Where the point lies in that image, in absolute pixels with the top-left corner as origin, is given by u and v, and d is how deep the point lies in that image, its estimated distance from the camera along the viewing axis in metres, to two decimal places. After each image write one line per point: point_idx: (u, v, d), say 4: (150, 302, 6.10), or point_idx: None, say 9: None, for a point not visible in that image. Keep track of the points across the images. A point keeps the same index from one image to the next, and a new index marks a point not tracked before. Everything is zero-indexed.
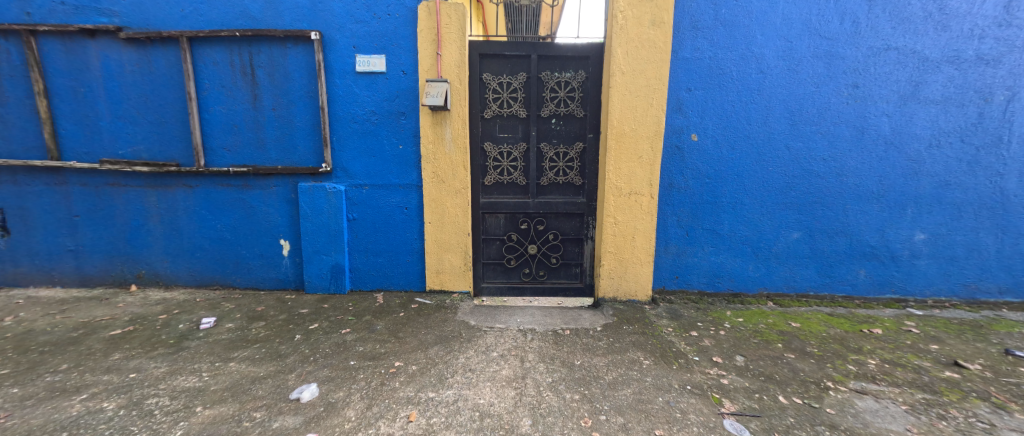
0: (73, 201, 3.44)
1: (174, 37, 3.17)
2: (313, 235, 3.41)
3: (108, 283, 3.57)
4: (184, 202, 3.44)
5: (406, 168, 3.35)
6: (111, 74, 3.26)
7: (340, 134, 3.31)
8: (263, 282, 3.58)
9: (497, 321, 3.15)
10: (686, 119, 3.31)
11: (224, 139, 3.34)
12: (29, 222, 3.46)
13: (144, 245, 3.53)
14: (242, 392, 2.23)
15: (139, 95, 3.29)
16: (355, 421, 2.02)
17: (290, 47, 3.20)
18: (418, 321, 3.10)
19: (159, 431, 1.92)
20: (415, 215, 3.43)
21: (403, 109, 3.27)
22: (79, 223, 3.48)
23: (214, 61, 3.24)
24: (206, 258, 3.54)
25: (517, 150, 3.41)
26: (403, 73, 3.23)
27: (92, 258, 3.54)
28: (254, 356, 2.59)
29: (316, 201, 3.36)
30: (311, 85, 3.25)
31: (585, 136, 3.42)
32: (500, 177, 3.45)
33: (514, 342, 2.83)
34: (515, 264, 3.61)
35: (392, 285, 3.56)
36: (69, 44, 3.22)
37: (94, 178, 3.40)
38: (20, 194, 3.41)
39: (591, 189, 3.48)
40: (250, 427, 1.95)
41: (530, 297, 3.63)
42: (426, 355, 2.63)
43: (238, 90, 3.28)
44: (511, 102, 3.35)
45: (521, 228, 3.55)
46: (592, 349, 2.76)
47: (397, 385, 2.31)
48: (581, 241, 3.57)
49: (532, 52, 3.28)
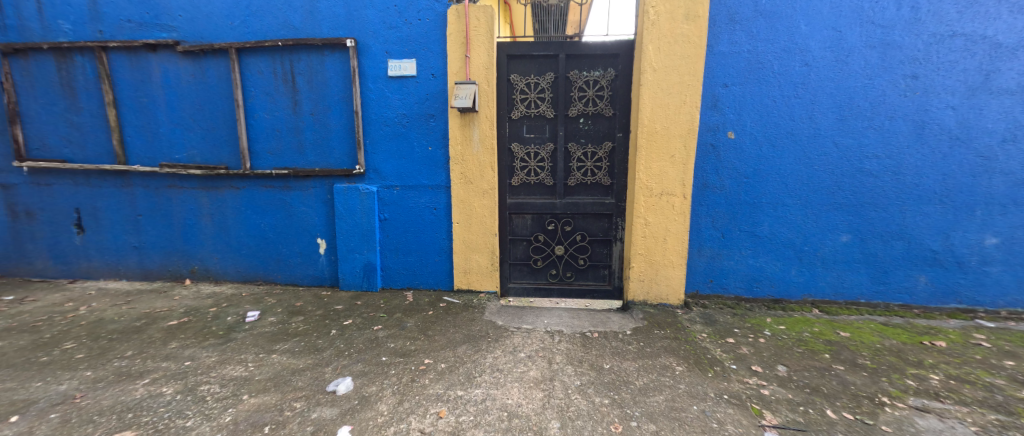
0: (136, 202, 3.76)
1: (224, 49, 3.40)
2: (347, 234, 3.55)
3: (166, 277, 3.89)
4: (232, 202, 3.68)
5: (435, 168, 3.43)
6: (169, 85, 3.55)
7: (372, 137, 3.43)
8: (302, 279, 3.77)
9: (524, 322, 3.16)
10: (722, 116, 3.18)
11: (267, 143, 3.54)
12: (100, 221, 3.83)
13: (196, 243, 3.81)
14: (284, 383, 2.36)
15: (193, 104, 3.56)
16: (387, 415, 2.09)
17: (328, 55, 3.35)
18: (447, 320, 3.15)
19: (211, 416, 2.07)
20: (443, 216, 3.49)
21: (432, 112, 3.35)
22: (142, 223, 3.80)
23: (259, 70, 3.44)
24: (250, 255, 3.77)
25: (545, 151, 3.40)
26: (433, 77, 3.30)
27: (152, 254, 3.86)
28: (294, 348, 2.74)
29: (350, 201, 3.49)
30: (346, 90, 3.39)
31: (614, 135, 3.35)
32: (527, 177, 3.45)
33: (542, 343, 2.82)
34: (541, 265, 3.59)
35: (421, 284, 3.65)
36: (134, 58, 3.53)
37: (155, 180, 3.71)
38: (93, 195, 3.78)
39: (619, 190, 3.40)
40: (292, 416, 2.07)
41: (557, 298, 3.60)
42: (454, 354, 2.67)
43: (280, 96, 3.47)
44: (538, 103, 3.35)
45: (548, 228, 3.52)
46: (622, 353, 2.70)
47: (427, 382, 2.36)
48: (609, 242, 3.51)
49: (559, 52, 3.26)
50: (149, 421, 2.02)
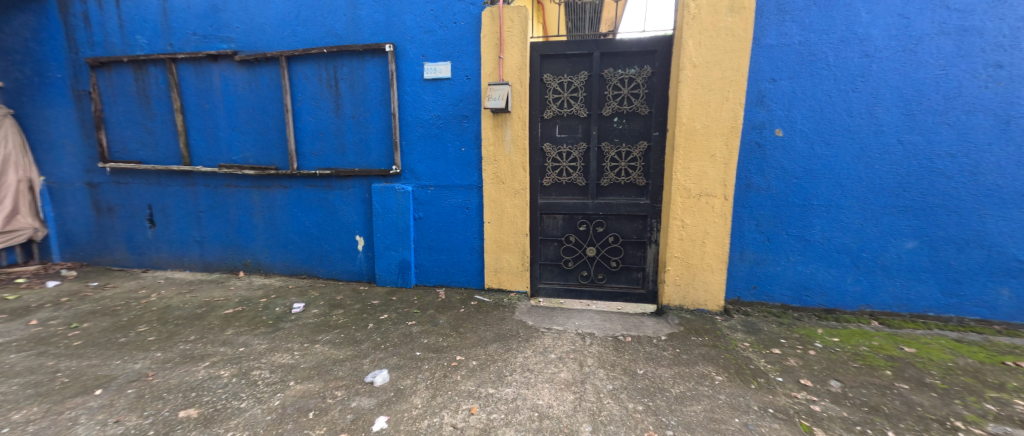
0: (199, 200, 4.12)
1: (275, 57, 3.64)
2: (384, 232, 3.69)
3: (223, 269, 4.22)
4: (281, 201, 3.93)
5: (468, 169, 3.48)
6: (228, 92, 3.85)
7: (408, 138, 3.54)
8: (342, 274, 3.96)
9: (555, 323, 3.14)
10: (769, 113, 3.00)
11: (312, 145, 3.76)
12: (169, 216, 4.22)
13: (249, 238, 4.10)
14: (326, 372, 2.50)
15: (248, 109, 3.84)
16: (421, 408, 2.15)
17: (369, 60, 3.50)
18: (478, 318, 3.20)
19: (262, 399, 2.23)
20: (475, 215, 3.55)
21: (466, 113, 3.41)
22: (203, 219, 4.16)
23: (306, 76, 3.66)
24: (296, 250, 4.01)
25: (577, 151, 3.36)
26: (467, 78, 3.36)
27: (211, 247, 4.21)
28: (334, 339, 2.89)
29: (387, 200, 3.63)
30: (384, 93, 3.53)
31: (650, 134, 3.25)
32: (559, 177, 3.42)
33: (573, 345, 2.80)
34: (572, 266, 3.55)
35: (453, 282, 3.72)
36: (198, 67, 3.85)
37: (214, 180, 4.04)
38: (163, 193, 4.17)
39: (655, 190, 3.29)
40: (333, 404, 2.18)
41: (588, 300, 3.55)
42: (485, 352, 2.71)
43: (324, 101, 3.66)
44: (571, 102, 3.31)
45: (580, 229, 3.47)
46: (657, 359, 2.62)
47: (459, 378, 2.41)
48: (643, 244, 3.41)
49: (593, 50, 3.21)
50: (209, 400, 2.21)
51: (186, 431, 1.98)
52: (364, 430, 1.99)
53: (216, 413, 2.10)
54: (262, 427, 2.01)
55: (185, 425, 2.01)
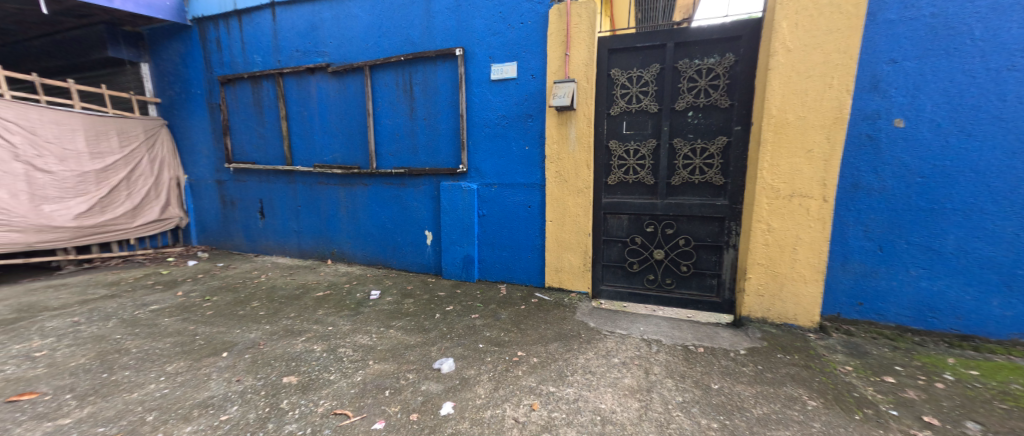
0: (298, 195, 4.72)
1: (360, 67, 4.02)
2: (451, 228, 3.88)
3: (315, 257, 4.79)
4: (362, 197, 4.34)
5: (531, 167, 3.51)
6: (321, 100, 4.33)
7: (475, 138, 3.67)
8: (412, 266, 4.25)
9: (618, 326, 3.03)
10: (885, 100, 2.56)
11: (389, 146, 4.08)
12: (274, 210, 4.90)
13: (335, 230, 4.59)
14: (399, 355, 2.72)
15: (337, 114, 4.29)
16: (484, 398, 2.24)
17: (441, 64, 3.69)
18: (538, 315, 3.22)
19: (347, 373, 2.50)
20: (537, 213, 3.56)
21: (530, 111, 3.43)
22: (300, 212, 4.75)
23: (386, 82, 3.97)
24: (374, 242, 4.40)
25: (646, 148, 3.19)
26: (533, 77, 3.39)
27: (306, 237, 4.80)
28: (406, 326, 3.13)
29: (454, 197, 3.80)
30: (454, 96, 3.69)
31: (729, 129, 2.98)
32: (625, 176, 3.28)
33: (637, 351, 2.68)
34: (637, 269, 3.39)
35: (514, 278, 3.79)
36: (298, 79, 4.39)
37: (310, 178, 4.60)
38: (271, 190, 4.86)
39: (735, 190, 3.00)
40: (406, 385, 2.37)
41: (654, 305, 3.36)
42: (546, 349, 2.72)
43: (400, 105, 3.95)
44: (641, 97, 3.16)
45: (647, 231, 3.30)
46: (734, 374, 2.39)
47: (520, 373, 2.46)
48: (718, 248, 3.13)
49: (667, 40, 3.03)
50: (305, 370, 2.53)
51: (288, 394, 2.29)
52: (433, 412, 2.12)
53: (310, 382, 2.41)
54: (347, 399, 2.25)
55: (287, 390, 2.33)
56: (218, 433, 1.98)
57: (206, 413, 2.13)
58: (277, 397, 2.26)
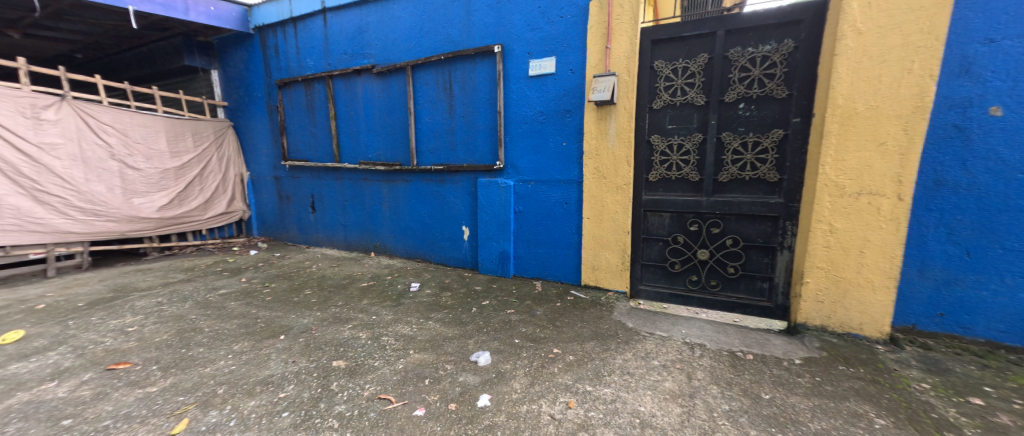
0: (345, 191, 4.99)
1: (403, 67, 4.15)
2: (487, 224, 3.93)
3: (360, 250, 5.05)
4: (403, 192, 4.50)
5: (568, 163, 3.47)
6: (366, 100, 4.53)
7: (512, 135, 3.68)
8: (450, 261, 4.35)
9: (658, 328, 2.93)
10: (978, 85, 2.26)
11: (429, 143, 4.19)
12: (324, 204, 5.22)
13: (378, 224, 4.81)
14: (438, 346, 2.81)
15: (381, 113, 4.46)
16: (520, 393, 2.25)
17: (480, 62, 3.73)
18: (574, 313, 3.18)
19: (390, 361, 2.62)
20: (574, 210, 3.52)
21: (569, 107, 3.39)
22: (347, 207, 5.02)
23: (426, 81, 4.08)
24: (414, 237, 4.55)
25: (691, 142, 3.04)
26: (572, 72, 3.34)
27: (352, 231, 5.06)
28: (444, 318, 3.22)
29: (491, 193, 3.84)
30: (492, 92, 3.72)
31: (785, 121, 2.76)
32: (668, 172, 3.15)
33: (679, 354, 2.57)
34: (679, 269, 3.25)
35: (550, 275, 3.77)
36: (346, 81, 4.62)
37: (356, 174, 4.84)
38: (321, 185, 5.18)
39: (791, 187, 2.78)
40: (445, 375, 2.44)
41: (697, 308, 3.20)
42: (582, 348, 2.69)
43: (440, 103, 4.04)
44: (686, 89, 3.01)
45: (690, 230, 3.14)
46: (788, 385, 2.23)
47: (556, 370, 2.45)
48: (770, 249, 2.92)
49: (717, 28, 2.85)
50: (352, 356, 2.69)
51: (338, 377, 2.45)
52: (470, 403, 2.18)
53: (357, 367, 2.55)
54: (391, 385, 2.36)
55: (337, 373, 2.49)
56: (277, 408, 2.16)
57: (266, 390, 2.33)
58: (327, 379, 2.42)
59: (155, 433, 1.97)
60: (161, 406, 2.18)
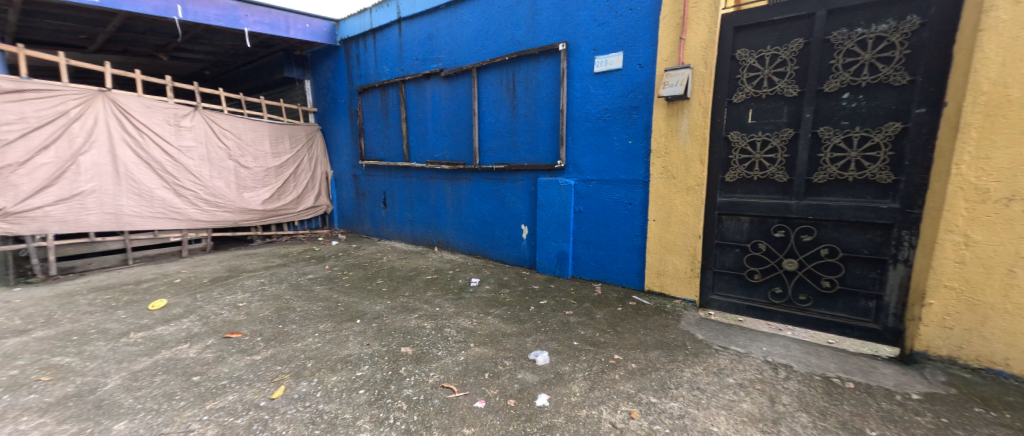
0: (412, 188, 5.30)
1: (469, 69, 4.28)
2: (547, 223, 3.90)
3: (424, 244, 5.33)
4: (465, 190, 4.65)
5: (634, 162, 3.31)
6: (434, 102, 4.76)
7: (575, 133, 3.61)
8: (508, 258, 4.41)
9: (733, 343, 2.66)
10: None
11: (492, 143, 4.27)
12: (394, 201, 5.60)
13: (441, 220, 5.03)
14: (497, 341, 2.86)
15: (447, 115, 4.66)
16: (580, 397, 2.20)
17: (544, 60, 3.72)
18: (637, 320, 3.02)
19: (452, 352, 2.73)
20: (639, 211, 3.35)
21: (636, 103, 3.23)
22: (414, 203, 5.33)
23: (491, 82, 4.16)
24: (474, 234, 4.69)
25: (778, 139, 2.71)
26: (640, 67, 3.17)
27: (418, 226, 5.37)
28: (503, 314, 3.27)
29: (551, 193, 3.81)
30: (556, 91, 3.68)
31: (901, 113, 2.34)
32: (748, 172, 2.85)
33: (759, 374, 2.31)
34: (760, 279, 2.92)
35: (610, 278, 3.64)
36: (416, 85, 4.90)
37: (423, 173, 5.12)
38: (392, 183, 5.56)
39: (908, 190, 2.34)
40: (503, 371, 2.47)
41: (780, 324, 2.85)
42: (645, 357, 2.55)
43: (504, 103, 4.09)
44: (774, 80, 2.69)
45: (775, 236, 2.81)
46: (902, 423, 1.88)
47: (617, 377, 2.35)
48: (877, 262, 2.50)
49: (817, 9, 2.51)
50: (418, 344, 2.85)
51: (405, 362, 2.61)
52: (529, 401, 2.18)
53: (422, 355, 2.69)
54: (453, 375, 2.46)
55: (405, 358, 2.66)
56: (355, 385, 2.36)
57: (346, 367, 2.57)
58: (396, 363, 2.60)
59: (259, 396, 2.28)
60: (264, 372, 2.51)
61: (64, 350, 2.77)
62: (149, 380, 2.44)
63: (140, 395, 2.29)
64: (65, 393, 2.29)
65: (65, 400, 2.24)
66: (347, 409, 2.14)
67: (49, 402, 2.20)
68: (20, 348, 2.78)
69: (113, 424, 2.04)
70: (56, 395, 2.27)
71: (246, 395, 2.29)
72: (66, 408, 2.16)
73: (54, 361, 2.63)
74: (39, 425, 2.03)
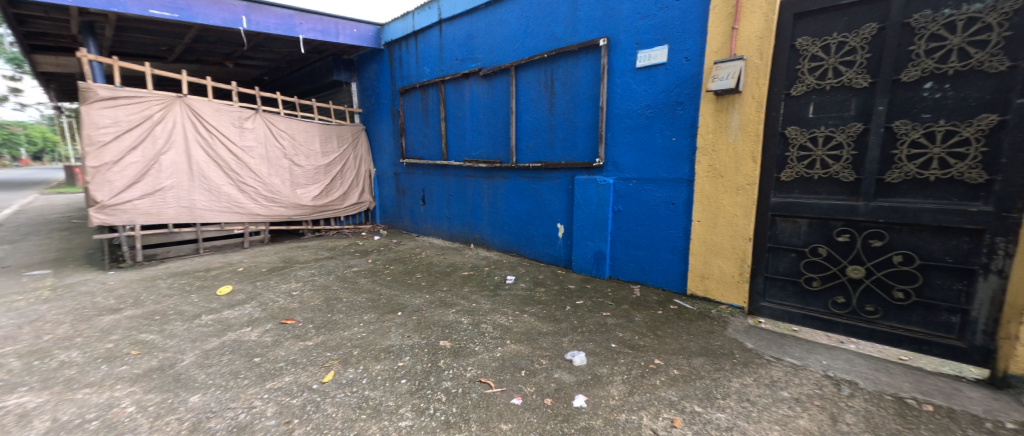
0: (450, 186, 5.41)
1: (507, 68, 4.29)
2: (584, 222, 3.82)
3: (461, 241, 5.42)
4: (501, 188, 4.67)
5: (678, 161, 3.17)
6: (472, 101, 4.81)
7: (614, 130, 3.50)
8: (543, 257, 4.37)
9: (787, 354, 2.46)
10: None
11: (528, 141, 4.25)
12: (432, 198, 5.74)
13: (477, 217, 5.09)
14: (533, 339, 2.85)
15: (484, 113, 4.69)
16: (618, 400, 2.14)
17: (583, 57, 3.63)
18: (679, 324, 2.89)
19: (489, 348, 2.76)
20: (682, 212, 3.20)
21: (681, 99, 3.08)
22: (451, 201, 5.43)
23: (529, 80, 4.14)
24: (510, 232, 4.70)
25: (844, 134, 2.46)
26: (687, 60, 3.02)
27: (455, 223, 5.47)
28: (539, 313, 3.25)
29: (588, 191, 3.73)
30: (595, 87, 3.59)
31: (998, 103, 2.05)
32: (808, 171, 2.61)
33: (819, 389, 2.12)
34: (819, 287, 2.68)
35: (649, 281, 3.50)
36: (455, 84, 4.97)
37: (460, 171, 5.20)
38: (431, 180, 5.70)
39: (1005, 192, 2.04)
40: (539, 370, 2.46)
41: (842, 337, 2.59)
42: (688, 363, 2.42)
43: (541, 101, 4.05)
44: (841, 69, 2.45)
45: (838, 240, 2.56)
46: None
47: (658, 383, 2.26)
48: (964, 273, 2.21)
49: None
50: (455, 338, 2.90)
51: (443, 356, 2.67)
52: (566, 401, 2.15)
53: (460, 349, 2.74)
54: (490, 370, 2.48)
55: (443, 351, 2.72)
56: (397, 375, 2.45)
57: (388, 357, 2.67)
58: (436, 356, 2.66)
59: (312, 379, 2.43)
60: (315, 357, 2.68)
61: (149, 328, 3.12)
62: (218, 359, 2.68)
63: (211, 372, 2.52)
64: (150, 366, 2.57)
65: (150, 372, 2.51)
66: (390, 397, 2.23)
67: (137, 374, 2.49)
68: (115, 325, 3.17)
69: (189, 396, 2.26)
70: (143, 368, 2.56)
71: (300, 377, 2.45)
72: (151, 379, 2.43)
73: (141, 337, 2.97)
74: (130, 393, 2.29)
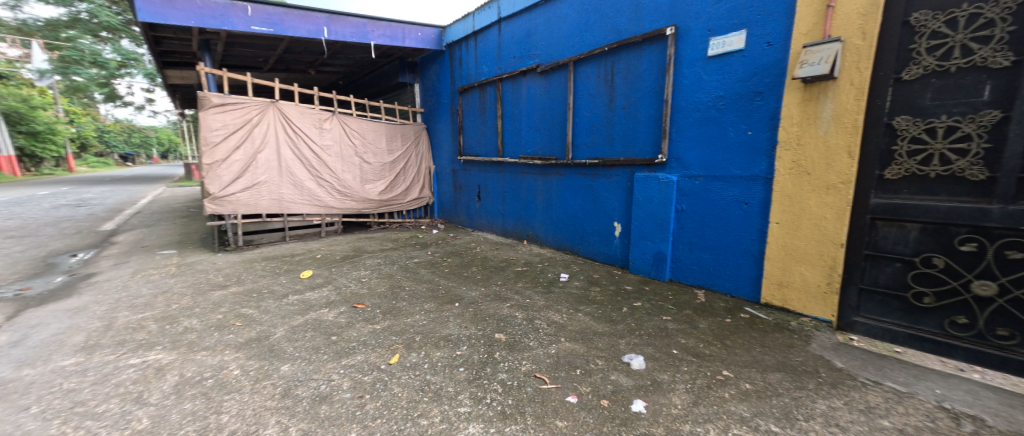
0: (505, 182, 5.45)
1: (565, 63, 4.20)
2: (643, 221, 3.64)
3: (514, 237, 5.45)
4: (556, 185, 4.60)
5: (754, 156, 2.88)
6: (528, 98, 4.79)
7: (680, 125, 3.26)
8: (598, 256, 4.25)
9: (886, 378, 2.13)
10: None
11: (586, 137, 4.13)
12: (487, 194, 5.83)
13: (531, 214, 5.08)
14: (588, 338, 2.79)
15: (541, 110, 4.64)
16: (682, 410, 2.01)
17: (647, 48, 3.44)
18: (751, 335, 2.63)
19: (543, 344, 2.75)
20: (757, 213, 2.91)
21: (760, 88, 2.78)
22: (506, 197, 5.47)
23: (587, 75, 4.01)
24: (564, 229, 4.62)
25: (977, 123, 2.06)
26: (768, 45, 2.71)
27: (509, 219, 5.51)
28: (594, 313, 3.17)
29: (649, 189, 3.54)
30: (659, 80, 3.38)
31: None
32: (922, 168, 2.22)
33: (930, 422, 1.80)
34: (934, 304, 2.27)
35: (716, 286, 3.25)
36: (512, 82, 4.98)
37: (515, 168, 5.21)
38: (487, 177, 5.79)
39: None
40: (594, 371, 2.40)
41: (961, 364, 2.18)
42: (762, 378, 2.21)
43: (600, 95, 3.91)
44: (974, 47, 2.05)
45: (962, 250, 2.15)
46: None
47: (726, 396, 2.09)
48: None
49: None
50: (510, 332, 2.94)
51: (498, 348, 2.71)
52: (624, 405, 2.07)
53: (515, 343, 2.77)
54: (545, 366, 2.47)
55: (499, 344, 2.77)
56: (455, 363, 2.54)
57: (447, 345, 2.78)
58: (492, 348, 2.72)
59: (380, 360, 2.61)
60: (383, 340, 2.87)
61: (248, 304, 3.57)
62: (303, 334, 2.99)
63: (297, 345, 2.82)
64: (250, 336, 2.95)
65: (251, 341, 2.88)
66: (450, 383, 2.32)
67: (241, 342, 2.87)
68: (223, 299, 3.67)
69: (280, 365, 2.55)
70: (245, 337, 2.95)
71: (370, 357, 2.64)
72: (251, 348, 2.78)
73: (243, 311, 3.41)
74: (236, 358, 2.64)
